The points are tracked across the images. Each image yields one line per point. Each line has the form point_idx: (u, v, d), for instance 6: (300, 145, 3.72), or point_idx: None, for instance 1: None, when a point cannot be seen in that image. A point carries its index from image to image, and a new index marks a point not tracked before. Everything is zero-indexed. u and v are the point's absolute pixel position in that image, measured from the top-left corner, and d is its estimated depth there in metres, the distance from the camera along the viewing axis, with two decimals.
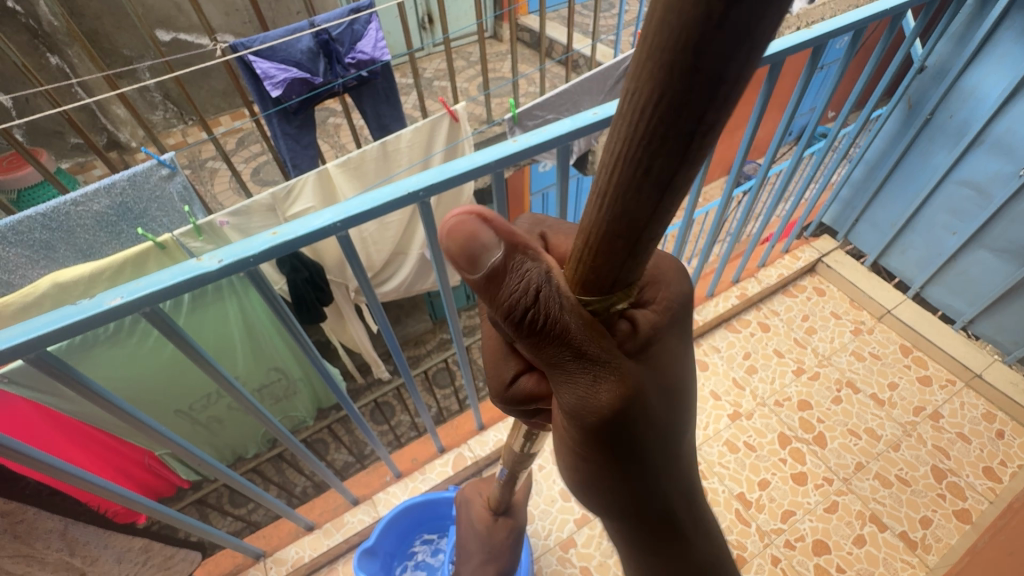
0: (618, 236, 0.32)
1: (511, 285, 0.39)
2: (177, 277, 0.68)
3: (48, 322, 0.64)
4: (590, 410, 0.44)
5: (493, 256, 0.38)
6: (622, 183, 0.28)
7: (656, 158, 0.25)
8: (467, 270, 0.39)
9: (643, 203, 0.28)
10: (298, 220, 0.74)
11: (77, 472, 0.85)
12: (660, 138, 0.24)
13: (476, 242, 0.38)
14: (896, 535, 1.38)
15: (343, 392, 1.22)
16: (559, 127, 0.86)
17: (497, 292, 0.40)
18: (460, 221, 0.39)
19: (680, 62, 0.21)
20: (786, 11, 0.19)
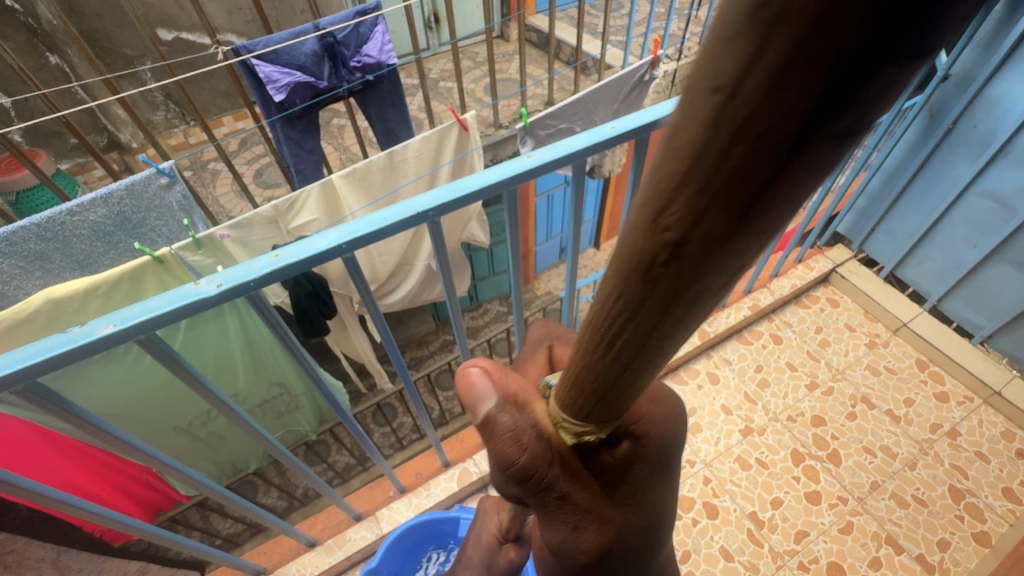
0: (591, 380, 0.32)
1: (502, 441, 0.40)
2: (175, 303, 0.64)
3: (37, 352, 0.61)
4: (575, 545, 0.45)
5: (489, 407, 0.40)
6: (597, 339, 0.28)
7: (629, 326, 0.25)
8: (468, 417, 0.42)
9: (614, 361, 0.29)
10: (302, 242, 0.70)
11: (69, 500, 0.83)
12: (628, 316, 0.25)
13: (478, 389, 0.41)
14: (913, 558, 1.34)
15: (345, 411, 1.18)
16: (575, 142, 0.82)
17: (491, 442, 0.41)
18: (466, 374, 0.42)
19: (642, 268, 0.22)
20: (744, 250, 0.19)
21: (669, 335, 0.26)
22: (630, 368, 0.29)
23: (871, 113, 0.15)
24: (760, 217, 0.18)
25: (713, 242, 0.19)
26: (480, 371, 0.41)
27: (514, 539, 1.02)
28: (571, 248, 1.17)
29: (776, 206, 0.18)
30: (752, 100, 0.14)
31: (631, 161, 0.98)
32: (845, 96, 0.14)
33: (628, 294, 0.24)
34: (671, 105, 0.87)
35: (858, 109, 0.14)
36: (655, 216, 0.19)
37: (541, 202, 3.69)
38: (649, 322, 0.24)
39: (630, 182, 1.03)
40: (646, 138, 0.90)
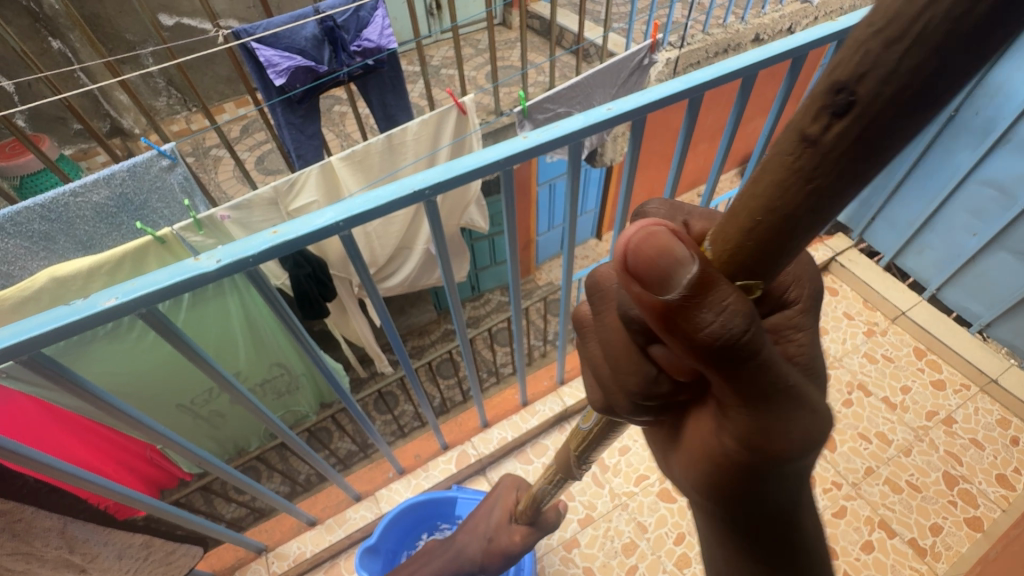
0: (794, 210, 0.28)
1: (706, 319, 0.32)
2: (175, 277, 0.66)
3: (41, 323, 0.62)
4: (776, 439, 0.40)
5: (693, 274, 0.32)
6: (873, 130, 0.23)
7: (895, 114, 0.23)
8: (659, 289, 0.33)
9: (826, 160, 0.25)
10: (300, 219, 0.71)
11: (74, 471, 0.84)
12: (961, 45, 0.20)
13: (674, 259, 0.32)
14: (905, 542, 1.35)
15: (345, 391, 1.19)
16: (572, 123, 0.82)
17: (694, 314, 0.33)
18: (652, 235, 0.33)
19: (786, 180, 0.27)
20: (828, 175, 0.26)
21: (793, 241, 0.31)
22: (840, 193, 0.27)
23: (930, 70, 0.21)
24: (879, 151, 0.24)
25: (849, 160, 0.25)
26: (669, 230, 0.33)
27: (519, 522, 1.08)
28: (566, 240, 1.18)
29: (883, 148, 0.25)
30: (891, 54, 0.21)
31: (628, 146, 0.99)
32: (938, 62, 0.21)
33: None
34: (668, 87, 0.86)
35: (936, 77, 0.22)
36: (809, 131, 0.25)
37: (543, 191, 3.67)
38: (980, 33, 0.20)
39: (626, 165, 1.03)
40: (641, 121, 0.90)
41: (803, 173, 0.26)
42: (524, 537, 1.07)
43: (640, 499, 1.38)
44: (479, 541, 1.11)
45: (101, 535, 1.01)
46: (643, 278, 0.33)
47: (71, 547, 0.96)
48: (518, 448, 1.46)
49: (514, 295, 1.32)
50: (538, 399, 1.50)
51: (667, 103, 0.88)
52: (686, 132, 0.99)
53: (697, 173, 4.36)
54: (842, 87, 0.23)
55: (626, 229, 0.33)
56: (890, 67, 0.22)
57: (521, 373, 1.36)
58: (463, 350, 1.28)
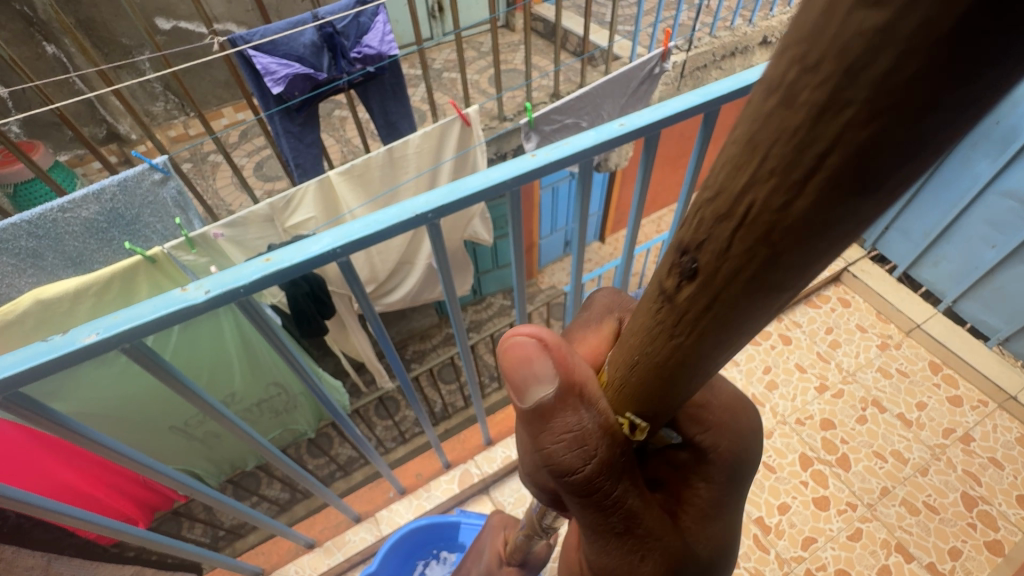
0: (669, 361, 0.31)
1: (547, 438, 0.41)
2: (160, 310, 0.61)
3: (15, 363, 0.58)
4: (615, 561, 0.47)
5: (545, 395, 0.39)
6: (720, 300, 0.26)
7: (748, 282, 0.24)
8: (518, 396, 0.40)
9: (684, 317, 0.28)
10: (295, 246, 0.67)
11: (57, 506, 0.79)
12: (788, 239, 0.22)
13: (533, 374, 0.39)
14: (923, 566, 1.31)
15: (341, 412, 1.15)
16: (583, 140, 0.78)
17: (541, 428, 0.40)
18: (525, 343, 0.40)
19: (667, 324, 0.29)
20: (697, 333, 0.28)
21: (689, 373, 0.32)
22: (703, 353, 0.30)
23: (777, 252, 0.22)
24: (741, 312, 0.26)
25: (715, 320, 0.27)
26: (538, 343, 0.40)
27: (511, 564, 1.05)
28: (576, 241, 1.14)
29: (743, 306, 0.26)
30: (726, 236, 0.23)
31: (640, 160, 0.95)
32: (775, 245, 0.22)
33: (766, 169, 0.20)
34: (683, 102, 0.82)
35: (780, 256, 0.23)
36: (671, 289, 0.28)
37: (546, 195, 3.63)
38: (802, 228, 0.21)
39: (638, 179, 0.98)
40: (655, 137, 0.86)
41: (668, 328, 0.30)
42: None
43: None
44: None
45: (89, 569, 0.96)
46: (509, 381, 0.42)
47: None
48: None
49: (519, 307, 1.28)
50: None
51: (681, 117, 0.83)
52: (701, 146, 0.94)
53: None
54: (687, 251, 0.25)
55: (516, 329, 0.42)
56: (724, 246, 0.23)
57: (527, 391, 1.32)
58: (464, 364, 1.24)
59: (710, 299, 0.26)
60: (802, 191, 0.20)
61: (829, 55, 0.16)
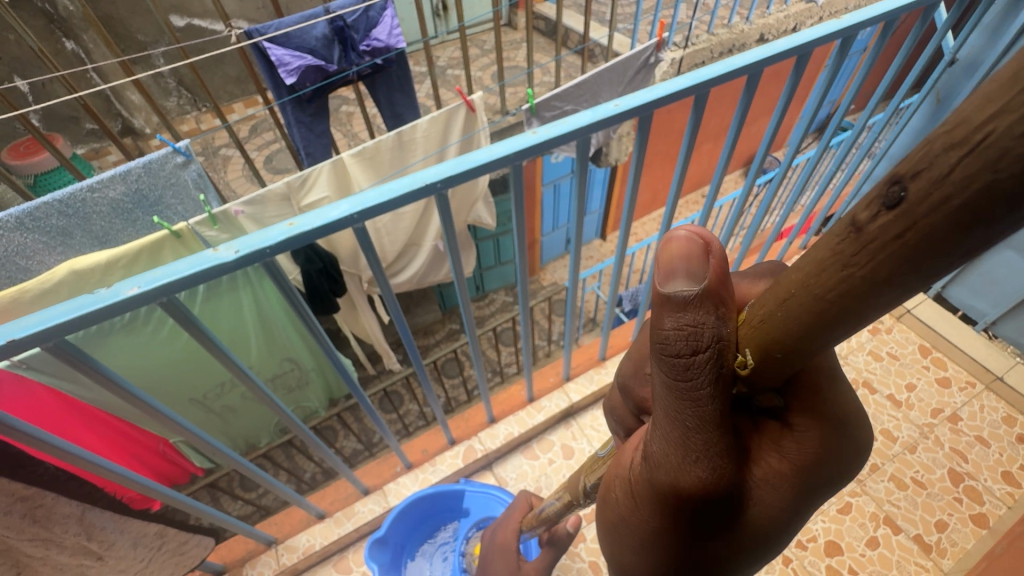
0: (829, 301, 0.28)
1: (666, 322, 0.34)
2: (195, 267, 0.68)
3: (66, 312, 0.64)
4: (663, 473, 0.36)
5: (687, 289, 0.34)
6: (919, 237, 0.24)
7: (952, 233, 0.23)
8: (657, 279, 0.36)
9: (867, 250, 0.26)
10: (315, 211, 0.73)
11: (93, 458, 0.86)
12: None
13: (684, 268, 0.35)
14: (910, 538, 1.36)
15: (355, 383, 1.20)
16: (580, 118, 0.84)
17: (661, 316, 0.35)
18: (688, 239, 0.36)
19: (841, 260, 0.27)
20: (878, 269, 0.26)
21: (840, 326, 0.30)
22: (876, 294, 0.27)
23: (999, 188, 0.21)
24: (940, 254, 0.24)
25: (900, 257, 0.25)
26: (703, 244, 0.36)
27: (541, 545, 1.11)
28: (574, 238, 1.19)
29: (942, 252, 0.24)
30: (951, 165, 0.22)
31: (635, 143, 1.00)
32: (1000, 180, 0.21)
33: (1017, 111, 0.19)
34: (675, 84, 0.88)
35: (1011, 196, 0.21)
36: (861, 220, 0.26)
37: (549, 192, 3.69)
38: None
39: (633, 162, 1.03)
40: (649, 117, 0.91)
41: (843, 258, 0.27)
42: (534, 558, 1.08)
43: None
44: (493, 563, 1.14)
45: (117, 524, 1.03)
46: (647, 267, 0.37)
47: (88, 534, 0.98)
48: (525, 444, 1.48)
49: (522, 291, 1.33)
50: (544, 394, 1.51)
51: (673, 99, 0.89)
52: (692, 132, 1.01)
53: (702, 174, 4.36)
54: (896, 180, 0.24)
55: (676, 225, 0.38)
56: (943, 172, 0.22)
57: (529, 365, 1.38)
58: (469, 342, 1.29)
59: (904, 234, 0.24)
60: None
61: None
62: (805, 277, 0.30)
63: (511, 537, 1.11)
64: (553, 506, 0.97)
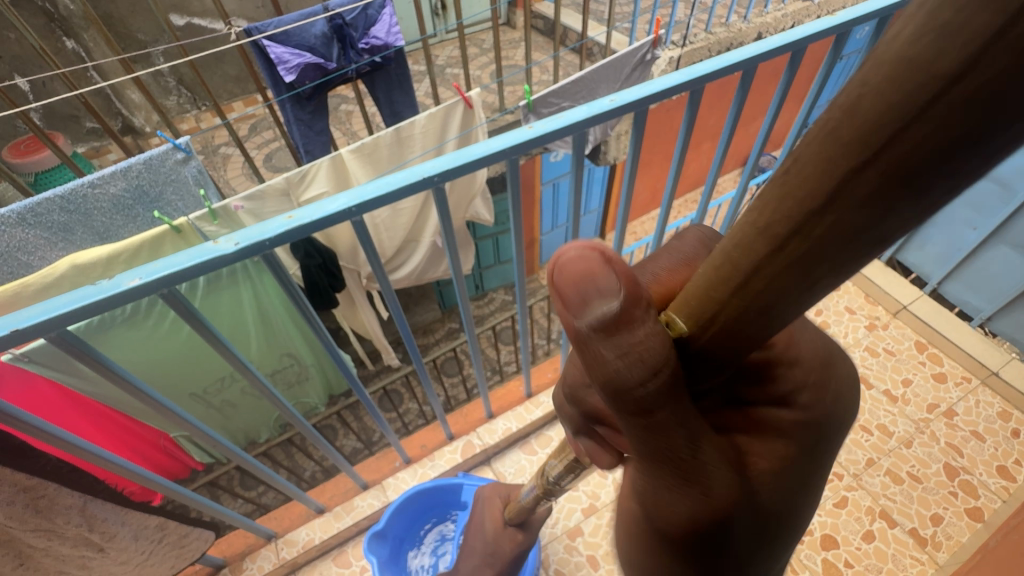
0: (727, 318, 0.27)
1: (608, 356, 0.29)
2: (196, 259, 0.69)
3: (70, 301, 0.65)
4: (668, 510, 0.36)
5: (611, 310, 0.29)
6: (812, 260, 0.23)
7: (856, 224, 0.21)
8: (575, 314, 0.30)
9: (761, 231, 0.24)
10: (315, 204, 0.74)
11: (94, 450, 0.86)
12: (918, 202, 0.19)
13: (589, 293, 0.30)
14: (906, 531, 1.37)
15: (355, 378, 1.21)
16: (576, 113, 0.85)
17: (600, 352, 0.30)
18: (583, 256, 0.31)
19: (741, 245, 0.25)
20: (776, 256, 0.24)
21: (763, 317, 0.27)
22: (780, 282, 0.24)
23: (881, 152, 0.18)
24: (839, 237, 0.21)
25: (790, 239, 0.23)
26: (600, 255, 0.31)
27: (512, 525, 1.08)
28: (570, 236, 1.20)
29: (837, 235, 0.21)
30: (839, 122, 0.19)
31: (631, 138, 1.01)
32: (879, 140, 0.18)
33: (913, 131, 0.17)
34: (670, 79, 0.89)
35: (898, 161, 0.18)
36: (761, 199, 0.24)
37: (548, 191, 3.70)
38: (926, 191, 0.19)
39: (630, 160, 1.04)
40: (644, 113, 0.92)
41: (742, 243, 0.25)
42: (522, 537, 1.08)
43: None
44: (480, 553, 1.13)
45: (119, 516, 1.04)
46: (557, 301, 0.32)
47: (90, 526, 1.00)
48: (522, 439, 1.48)
49: (520, 289, 1.34)
50: (542, 390, 1.52)
51: (668, 95, 0.90)
52: (687, 128, 1.02)
53: (701, 173, 4.37)
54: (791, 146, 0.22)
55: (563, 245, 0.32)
56: (831, 133, 0.20)
57: (527, 361, 1.39)
58: (469, 340, 1.30)
59: (789, 245, 0.23)
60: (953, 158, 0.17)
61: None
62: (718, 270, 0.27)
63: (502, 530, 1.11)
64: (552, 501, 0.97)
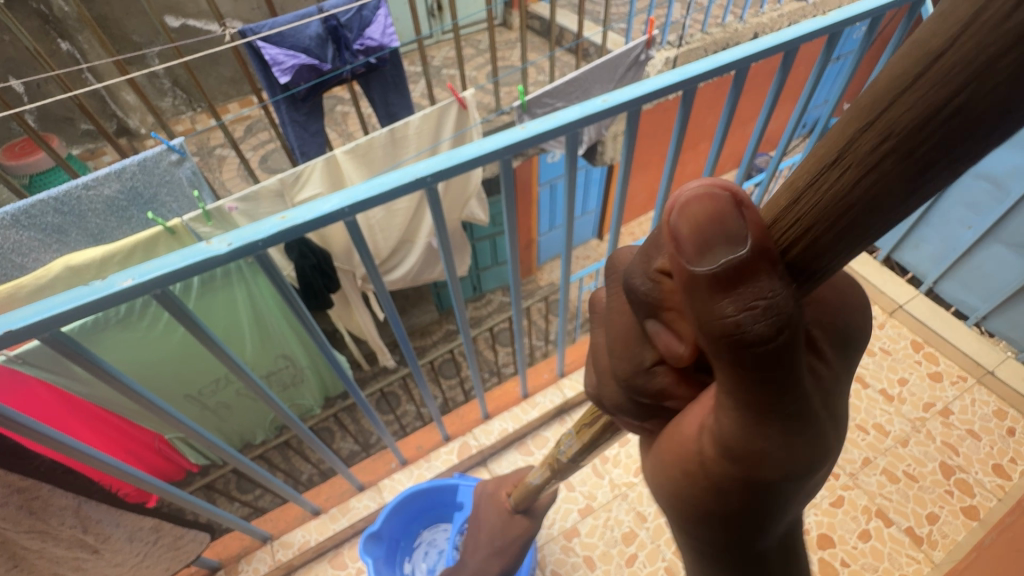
0: (803, 249, 0.27)
1: (726, 307, 0.27)
2: (188, 260, 0.68)
3: (62, 302, 0.65)
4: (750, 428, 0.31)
5: (737, 256, 0.27)
6: (817, 219, 0.26)
7: (868, 180, 0.24)
8: (702, 256, 0.28)
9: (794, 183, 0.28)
10: (307, 205, 0.74)
11: (89, 451, 0.86)
12: (906, 182, 0.23)
13: (718, 233, 0.28)
14: (902, 530, 1.37)
15: (351, 380, 1.21)
16: (570, 113, 0.84)
17: (720, 287, 0.27)
18: (713, 197, 0.28)
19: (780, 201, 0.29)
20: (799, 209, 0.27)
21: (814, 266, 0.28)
22: (813, 227, 0.27)
23: (887, 114, 0.23)
24: (853, 194, 0.25)
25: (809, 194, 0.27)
26: (732, 198, 0.28)
27: (519, 512, 1.09)
28: (564, 238, 1.20)
29: (852, 195, 0.25)
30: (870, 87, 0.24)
31: (625, 139, 1.01)
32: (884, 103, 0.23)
33: (909, 94, 0.22)
34: (662, 79, 0.89)
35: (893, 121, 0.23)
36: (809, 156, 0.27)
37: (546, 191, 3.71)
38: (921, 164, 0.23)
39: (623, 163, 1.04)
40: (637, 113, 0.92)
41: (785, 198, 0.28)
42: (528, 526, 1.10)
43: (640, 489, 1.40)
44: (487, 545, 1.11)
45: (113, 517, 1.04)
46: (681, 245, 0.29)
47: (84, 528, 0.99)
48: (519, 440, 1.48)
49: (514, 291, 1.34)
50: (538, 391, 1.51)
51: (660, 94, 0.90)
52: (680, 128, 1.02)
53: (697, 173, 4.38)
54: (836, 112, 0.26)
55: (690, 188, 0.30)
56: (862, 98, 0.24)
57: (523, 362, 1.39)
58: (464, 343, 1.30)
59: (808, 194, 0.27)
60: (931, 131, 0.22)
61: (1010, 24, 0.18)
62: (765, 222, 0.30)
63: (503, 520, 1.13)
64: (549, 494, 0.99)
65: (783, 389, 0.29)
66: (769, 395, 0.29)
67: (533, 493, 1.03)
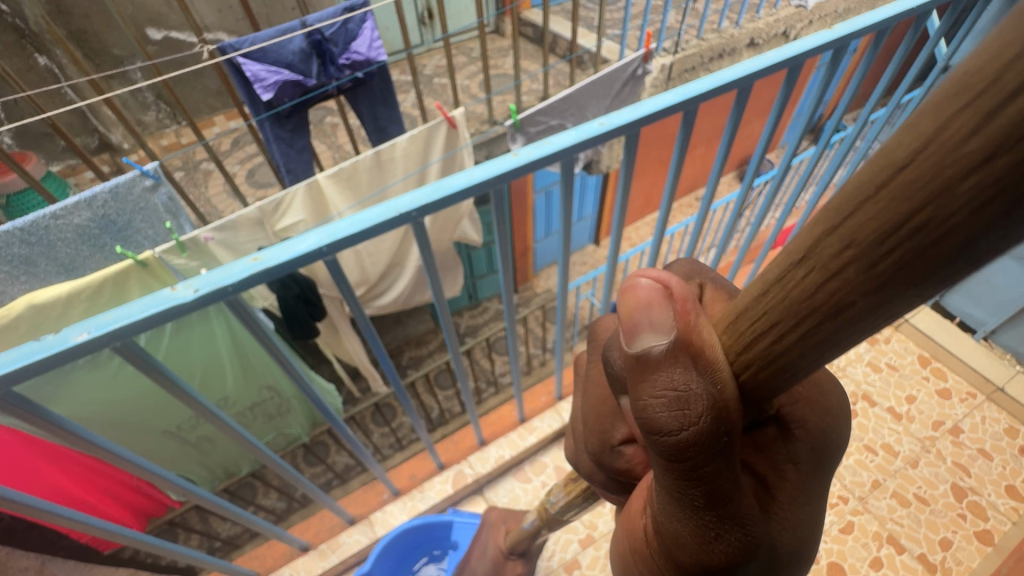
0: (770, 344, 0.28)
1: (641, 392, 0.31)
2: (151, 308, 0.63)
3: (8, 361, 0.59)
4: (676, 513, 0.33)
5: (657, 344, 0.31)
6: (786, 314, 0.27)
7: (837, 284, 0.24)
8: (628, 339, 0.32)
9: (765, 276, 0.28)
10: (282, 244, 0.68)
11: (52, 507, 0.80)
12: (870, 291, 0.23)
13: (648, 321, 0.32)
14: (914, 557, 1.32)
15: (334, 414, 1.15)
16: (563, 139, 0.79)
17: (643, 373, 0.31)
18: (644, 286, 0.33)
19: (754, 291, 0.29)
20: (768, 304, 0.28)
21: (786, 356, 0.28)
22: (783, 323, 0.27)
23: (845, 226, 0.23)
24: (820, 297, 0.25)
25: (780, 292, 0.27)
26: (661, 288, 0.33)
27: (512, 556, 1.07)
28: (562, 245, 1.14)
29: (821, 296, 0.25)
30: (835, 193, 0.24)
31: (624, 157, 0.95)
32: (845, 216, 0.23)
33: (867, 209, 0.22)
34: (660, 101, 0.83)
35: (854, 237, 0.23)
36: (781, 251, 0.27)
37: (540, 199, 3.66)
38: (882, 282, 0.23)
39: (621, 179, 0.99)
40: (635, 135, 0.87)
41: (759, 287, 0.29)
42: (522, 569, 1.09)
43: None
44: None
45: None
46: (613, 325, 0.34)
47: None
48: (517, 466, 1.43)
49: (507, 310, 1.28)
50: (536, 415, 1.46)
51: (659, 116, 0.84)
52: (681, 145, 0.96)
53: (695, 177, 4.33)
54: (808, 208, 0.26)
55: (632, 275, 0.35)
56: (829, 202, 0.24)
57: (518, 386, 1.33)
58: (455, 364, 1.23)
59: (773, 290, 0.27)
60: (891, 246, 0.21)
61: (962, 150, 0.18)
62: (740, 312, 0.30)
63: (499, 558, 1.09)
64: (540, 532, 0.95)
65: (697, 481, 0.31)
66: (680, 483, 0.32)
67: (529, 537, 0.99)
